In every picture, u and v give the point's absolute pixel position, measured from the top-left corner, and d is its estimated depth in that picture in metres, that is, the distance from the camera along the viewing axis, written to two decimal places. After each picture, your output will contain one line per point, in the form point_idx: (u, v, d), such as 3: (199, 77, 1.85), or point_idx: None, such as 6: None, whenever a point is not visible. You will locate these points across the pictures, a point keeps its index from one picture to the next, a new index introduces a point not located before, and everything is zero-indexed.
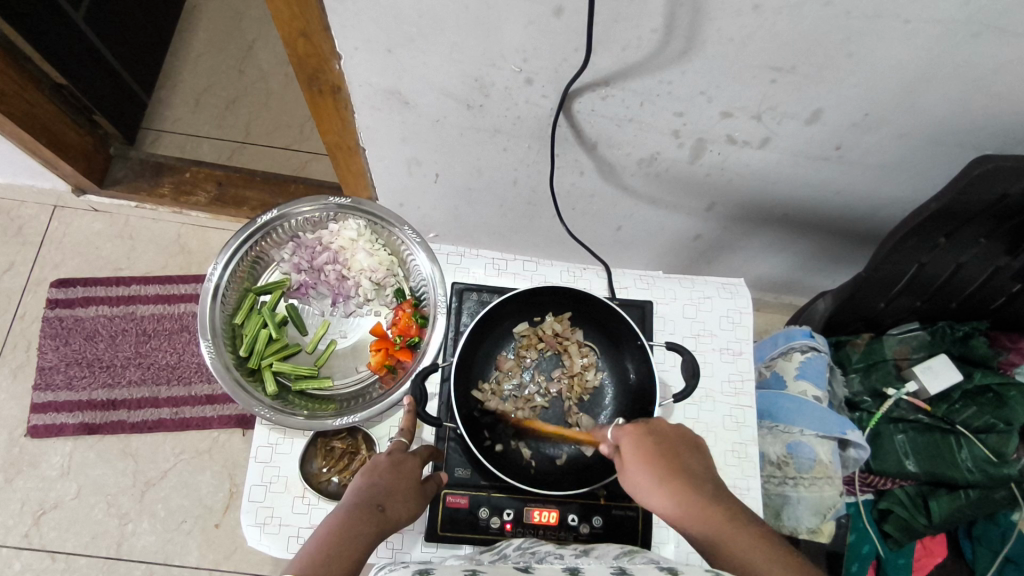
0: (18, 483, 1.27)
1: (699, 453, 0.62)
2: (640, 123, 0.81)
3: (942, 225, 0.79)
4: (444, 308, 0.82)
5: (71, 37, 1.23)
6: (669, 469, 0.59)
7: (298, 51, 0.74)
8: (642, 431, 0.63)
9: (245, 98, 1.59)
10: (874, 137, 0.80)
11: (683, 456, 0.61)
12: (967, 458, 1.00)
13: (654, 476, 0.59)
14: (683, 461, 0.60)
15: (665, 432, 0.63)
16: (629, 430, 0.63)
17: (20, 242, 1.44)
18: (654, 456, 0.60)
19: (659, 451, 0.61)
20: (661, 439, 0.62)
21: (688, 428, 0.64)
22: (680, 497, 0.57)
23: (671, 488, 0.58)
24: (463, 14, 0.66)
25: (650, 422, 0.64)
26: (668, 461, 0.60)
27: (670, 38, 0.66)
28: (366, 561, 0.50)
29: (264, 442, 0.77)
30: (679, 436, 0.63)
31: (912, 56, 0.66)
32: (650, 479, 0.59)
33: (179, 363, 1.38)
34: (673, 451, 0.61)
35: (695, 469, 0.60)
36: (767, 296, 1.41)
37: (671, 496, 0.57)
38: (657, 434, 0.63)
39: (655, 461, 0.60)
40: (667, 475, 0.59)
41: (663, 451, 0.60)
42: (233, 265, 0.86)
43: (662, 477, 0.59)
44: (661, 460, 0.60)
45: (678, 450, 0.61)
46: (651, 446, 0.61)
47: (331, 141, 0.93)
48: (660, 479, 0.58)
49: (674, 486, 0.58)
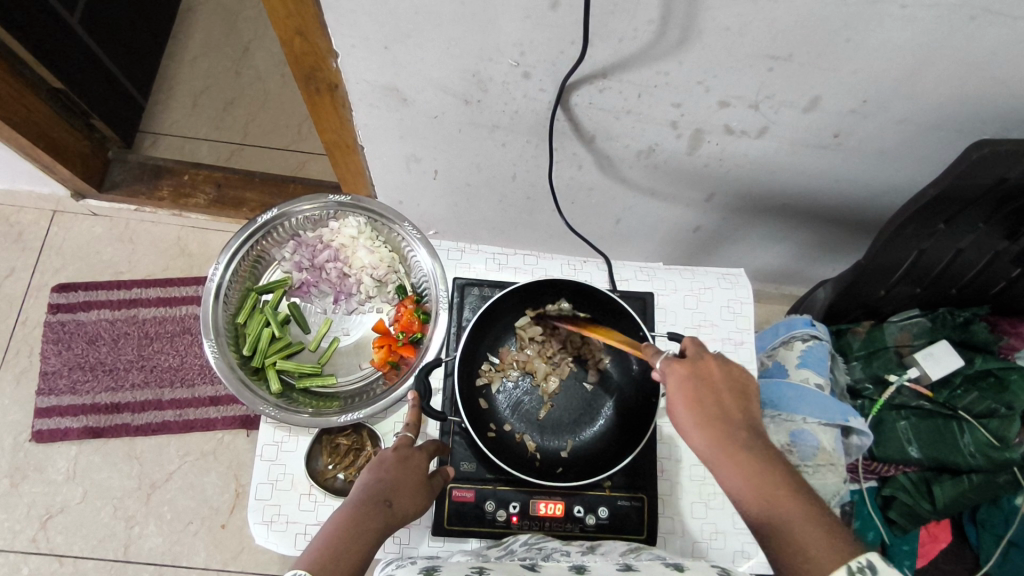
0: (23, 488, 1.28)
1: (747, 399, 0.60)
2: (637, 115, 0.81)
3: (940, 210, 0.79)
4: (446, 304, 0.82)
5: (67, 41, 1.23)
6: (714, 415, 0.58)
7: (294, 50, 0.74)
8: (688, 369, 0.61)
9: (242, 99, 1.59)
10: (872, 124, 0.80)
11: (728, 402, 0.59)
12: (969, 443, 0.99)
13: (698, 420, 0.58)
14: (728, 408, 0.59)
15: (711, 373, 0.61)
16: (675, 366, 0.61)
17: (21, 247, 1.44)
18: (699, 399, 0.59)
19: (705, 395, 0.59)
20: (708, 380, 0.60)
21: (740, 372, 0.61)
22: (723, 447, 0.56)
23: (713, 436, 0.57)
24: (460, 9, 0.66)
25: (697, 358, 0.62)
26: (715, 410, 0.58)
27: (667, 28, 0.66)
28: (374, 559, 0.50)
29: (269, 441, 0.78)
30: (727, 377, 0.61)
31: (909, 41, 0.66)
32: (694, 422, 0.58)
33: (182, 365, 1.38)
34: (718, 395, 0.59)
35: (742, 420, 0.58)
36: (767, 287, 1.42)
37: (712, 441, 0.57)
38: (704, 373, 0.61)
39: (701, 405, 0.58)
40: (711, 421, 0.58)
41: (709, 396, 0.59)
42: (234, 264, 0.86)
43: (707, 424, 0.57)
44: (707, 406, 0.58)
45: (723, 394, 0.60)
46: (696, 389, 0.60)
47: (329, 140, 0.93)
48: (704, 424, 0.58)
49: (719, 433, 0.57)
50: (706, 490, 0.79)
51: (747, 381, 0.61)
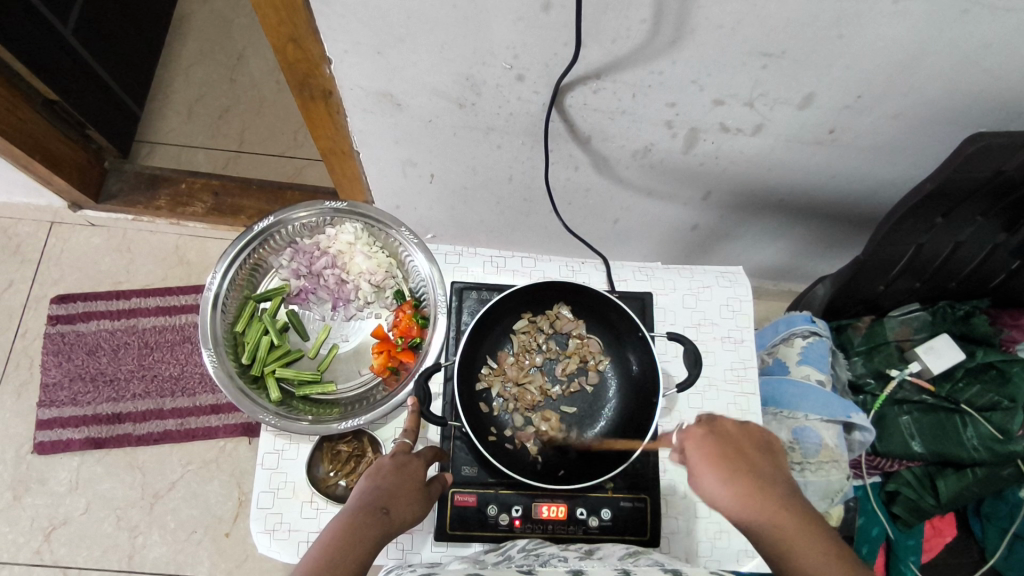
0: (26, 500, 1.28)
1: (771, 457, 0.60)
2: (632, 115, 0.81)
3: (938, 205, 0.79)
4: (444, 308, 0.81)
5: (60, 52, 1.23)
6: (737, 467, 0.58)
7: (287, 57, 0.74)
8: (709, 429, 0.62)
9: (237, 106, 1.59)
10: (868, 119, 0.80)
11: (751, 456, 0.59)
12: (972, 437, 0.99)
13: (720, 470, 0.58)
14: (752, 462, 0.59)
15: (732, 432, 0.62)
16: (695, 428, 0.62)
17: (19, 259, 1.44)
18: (721, 453, 0.59)
19: (727, 451, 0.60)
20: (729, 438, 0.61)
21: (754, 428, 0.63)
22: (748, 494, 0.55)
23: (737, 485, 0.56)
24: (451, 13, 0.66)
25: (718, 421, 0.63)
26: (729, 459, 0.59)
27: (659, 27, 0.66)
28: (373, 563, 0.50)
29: (270, 449, 0.78)
30: (748, 437, 0.62)
31: (903, 36, 0.66)
32: (718, 474, 0.58)
33: (183, 374, 1.38)
34: (739, 450, 0.60)
35: (768, 471, 0.58)
36: (766, 283, 1.41)
37: (727, 486, 0.57)
38: (725, 433, 0.62)
39: (723, 458, 0.59)
40: (734, 472, 0.57)
41: (731, 451, 0.59)
42: (232, 273, 0.86)
43: (730, 475, 0.57)
44: (730, 459, 0.59)
45: (745, 450, 0.60)
46: (718, 444, 0.60)
47: (324, 147, 0.93)
48: (727, 474, 0.57)
49: (742, 482, 0.56)
50: None
51: (769, 440, 0.62)
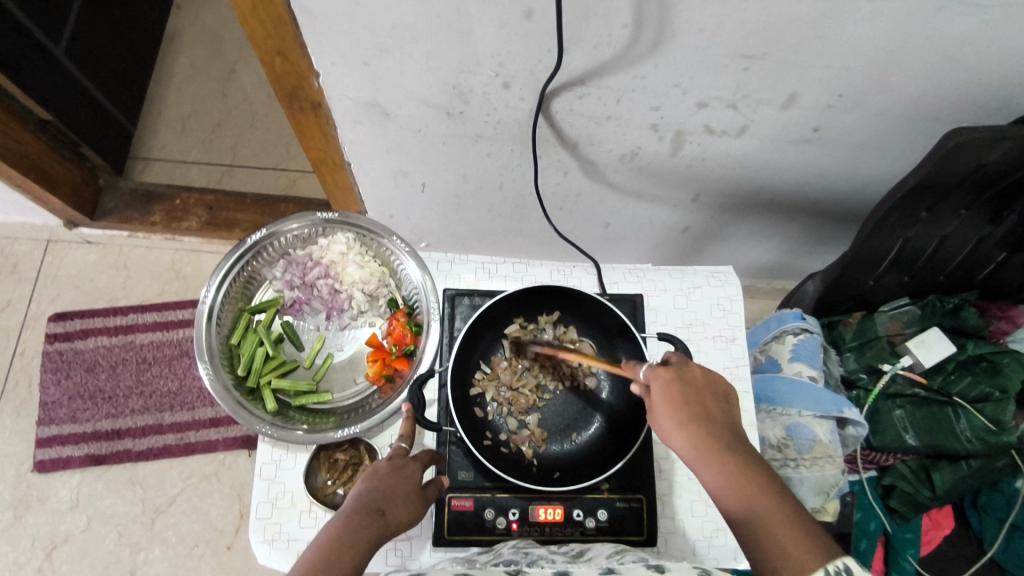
0: (27, 519, 1.28)
1: (727, 404, 0.61)
2: (618, 120, 0.82)
3: (923, 199, 0.80)
4: (437, 315, 0.83)
5: (53, 71, 1.24)
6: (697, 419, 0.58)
7: (276, 70, 0.75)
8: (673, 375, 0.61)
9: (230, 121, 1.60)
10: (851, 116, 0.81)
11: (710, 406, 0.60)
12: (965, 429, 1.00)
13: (680, 424, 0.58)
14: (712, 413, 0.59)
15: (697, 378, 0.61)
16: (660, 373, 0.62)
17: (16, 278, 1.45)
18: (684, 403, 0.59)
19: (689, 401, 0.60)
20: (690, 385, 0.61)
21: (719, 376, 0.62)
22: (704, 443, 0.57)
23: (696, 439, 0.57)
24: (436, 24, 0.67)
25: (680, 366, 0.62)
26: (691, 406, 0.59)
27: (640, 33, 0.67)
28: (367, 565, 0.51)
29: (268, 460, 0.78)
30: (708, 383, 0.62)
31: (879, 35, 0.67)
32: (681, 424, 0.58)
33: (181, 389, 1.38)
34: (700, 400, 0.60)
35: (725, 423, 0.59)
36: (759, 283, 1.42)
37: (685, 434, 0.58)
38: (691, 377, 0.61)
39: (684, 408, 0.59)
40: (694, 420, 0.58)
41: (692, 401, 0.59)
42: (226, 286, 0.87)
43: (691, 425, 0.58)
44: (691, 408, 0.59)
45: (704, 400, 0.60)
46: (680, 392, 0.60)
47: (316, 158, 0.94)
48: (687, 427, 0.58)
49: (702, 436, 0.57)
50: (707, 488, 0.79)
51: (731, 387, 0.62)
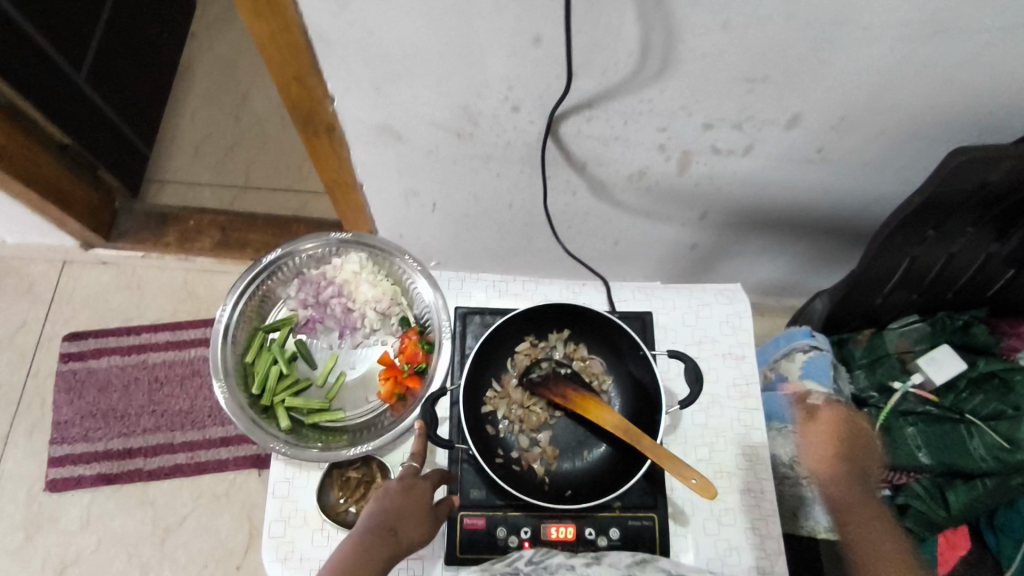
0: (39, 539, 1.28)
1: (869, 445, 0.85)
2: (625, 141, 0.84)
3: (929, 217, 0.81)
4: (449, 333, 0.84)
5: (75, 98, 1.28)
6: (850, 476, 0.81)
7: (292, 96, 0.77)
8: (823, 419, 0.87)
9: (243, 143, 1.63)
10: (854, 136, 0.83)
11: (856, 462, 0.82)
12: (978, 447, 0.96)
13: (829, 480, 0.81)
14: (860, 458, 0.83)
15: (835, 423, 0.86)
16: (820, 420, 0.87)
17: (32, 299, 1.47)
18: (838, 452, 0.82)
19: (837, 455, 0.82)
20: (839, 425, 0.85)
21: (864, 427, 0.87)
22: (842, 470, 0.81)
23: (837, 483, 0.80)
24: (449, 51, 0.69)
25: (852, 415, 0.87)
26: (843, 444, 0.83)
27: (646, 58, 0.69)
28: None
29: (280, 478, 0.78)
30: (858, 433, 0.85)
31: (878, 58, 0.69)
32: (828, 473, 0.81)
33: (193, 408, 1.39)
34: (851, 456, 0.82)
35: (866, 469, 0.83)
36: (768, 301, 1.43)
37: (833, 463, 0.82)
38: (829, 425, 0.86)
39: (841, 458, 0.82)
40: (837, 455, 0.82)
41: (850, 460, 0.82)
42: (241, 303, 0.88)
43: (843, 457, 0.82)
44: (845, 462, 0.82)
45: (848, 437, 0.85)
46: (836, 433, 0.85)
47: (329, 179, 0.96)
48: (833, 482, 0.81)
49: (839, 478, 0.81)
50: (718, 506, 0.79)
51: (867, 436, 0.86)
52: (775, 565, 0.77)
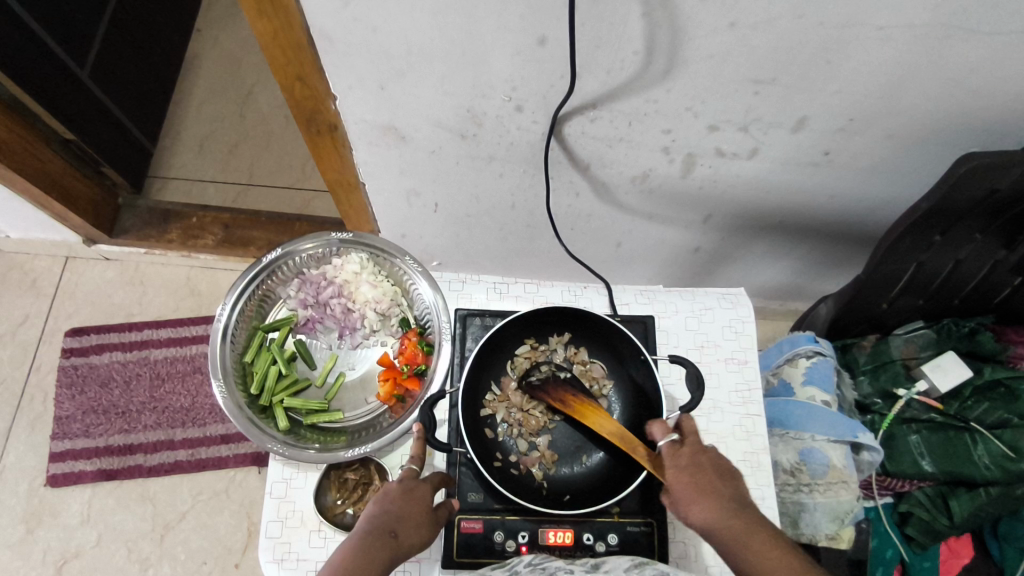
0: (39, 533, 1.29)
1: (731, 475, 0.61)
2: (629, 142, 0.83)
3: (936, 222, 0.80)
4: (449, 335, 0.83)
5: (78, 93, 1.28)
6: (727, 504, 0.58)
7: (295, 94, 0.77)
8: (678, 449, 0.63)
9: (247, 140, 1.63)
10: (862, 140, 0.81)
11: (728, 486, 0.60)
12: (983, 455, 0.95)
13: (715, 520, 0.57)
14: (726, 489, 0.59)
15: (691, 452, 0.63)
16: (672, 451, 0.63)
17: (35, 294, 1.47)
18: (700, 488, 0.59)
19: (706, 482, 0.60)
20: (692, 454, 0.62)
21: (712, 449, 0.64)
22: (718, 511, 0.58)
23: (724, 519, 0.57)
24: (451, 49, 0.68)
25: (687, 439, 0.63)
26: (704, 479, 0.60)
27: (652, 59, 0.68)
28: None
29: (278, 478, 0.78)
30: (707, 459, 0.62)
31: (888, 61, 0.68)
32: (710, 511, 0.58)
33: (193, 405, 1.39)
34: (716, 481, 0.60)
35: (739, 498, 0.59)
36: (772, 304, 1.42)
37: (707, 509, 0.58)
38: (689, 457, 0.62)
39: (706, 490, 0.59)
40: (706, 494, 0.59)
41: (714, 488, 0.59)
42: (241, 303, 0.88)
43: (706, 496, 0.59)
44: (713, 490, 0.59)
45: (706, 469, 0.61)
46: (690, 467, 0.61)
47: (331, 179, 0.96)
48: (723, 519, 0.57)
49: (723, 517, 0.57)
50: None
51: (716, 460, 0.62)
52: None
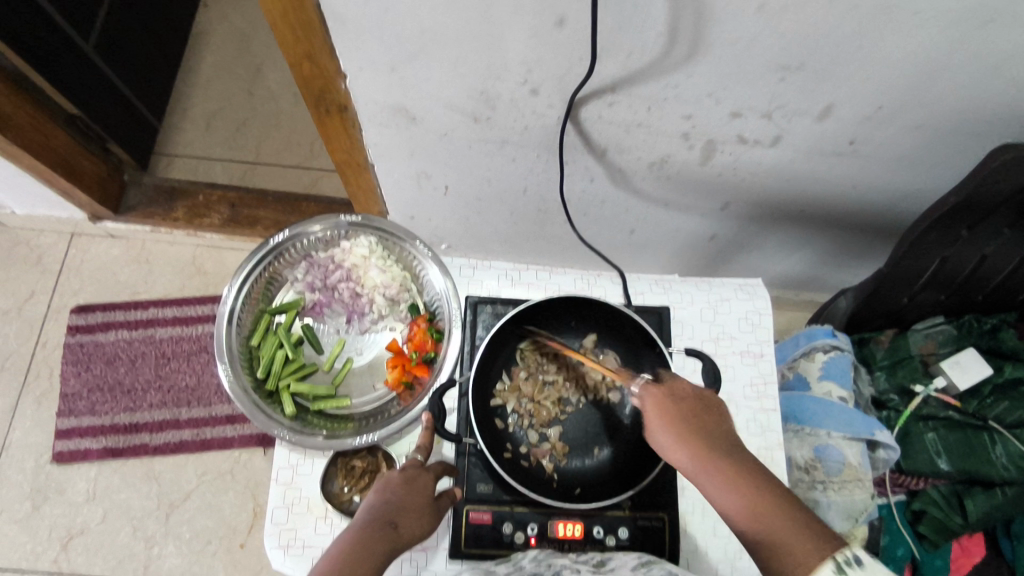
0: (45, 509, 1.29)
1: (718, 414, 0.60)
2: (648, 128, 0.80)
3: (964, 216, 0.77)
4: (458, 322, 0.81)
5: (82, 67, 1.25)
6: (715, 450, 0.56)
7: (303, 73, 0.74)
8: (664, 390, 0.62)
9: (254, 118, 1.60)
10: (889, 130, 0.78)
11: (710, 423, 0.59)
12: (1001, 455, 0.94)
13: (702, 464, 0.56)
14: (705, 425, 0.58)
15: (678, 391, 0.62)
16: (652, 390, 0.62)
17: (40, 270, 1.46)
18: (677, 424, 0.59)
19: (684, 417, 0.59)
20: (678, 395, 0.61)
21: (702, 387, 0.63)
22: (693, 447, 0.57)
23: (707, 458, 0.56)
24: (466, 29, 0.65)
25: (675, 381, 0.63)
26: (684, 416, 0.59)
27: (675, 42, 0.65)
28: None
29: (284, 464, 0.77)
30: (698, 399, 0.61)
31: (923, 49, 0.65)
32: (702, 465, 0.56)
33: (199, 385, 1.39)
34: (695, 415, 0.59)
35: (719, 432, 0.58)
36: (786, 295, 1.39)
37: (680, 445, 0.57)
38: (675, 394, 0.62)
39: (682, 426, 0.58)
40: (683, 430, 0.58)
41: (690, 422, 0.58)
42: (247, 287, 0.86)
43: (679, 432, 0.58)
44: (697, 430, 0.58)
45: (692, 408, 0.60)
46: (672, 406, 0.60)
47: (340, 159, 0.93)
48: (709, 462, 0.55)
49: (697, 451, 0.56)
50: None
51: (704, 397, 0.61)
52: None
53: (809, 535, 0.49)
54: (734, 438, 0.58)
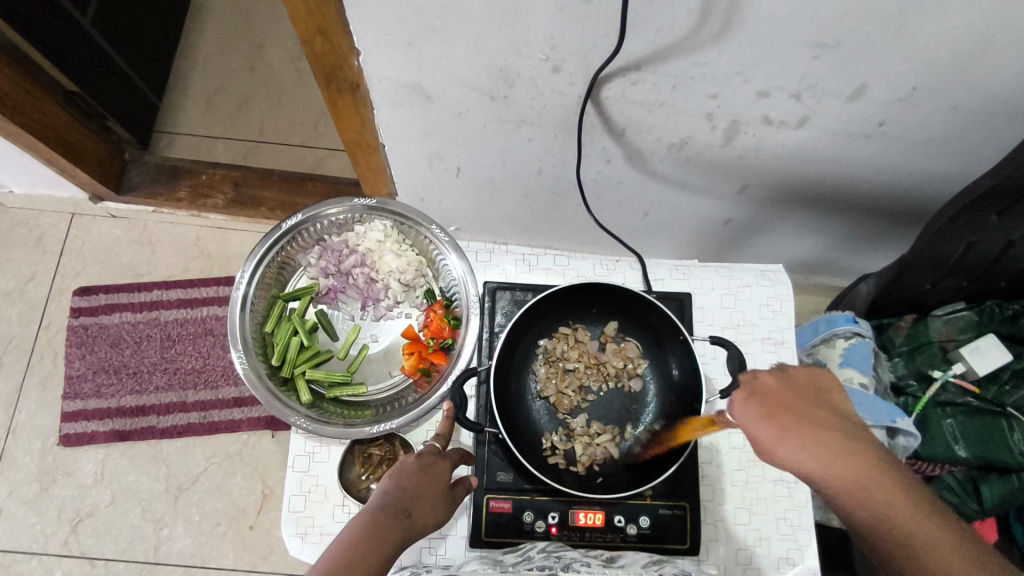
0: (53, 491, 1.29)
1: (817, 404, 0.59)
2: (671, 108, 0.78)
3: (996, 201, 0.75)
4: (476, 309, 0.79)
5: (80, 41, 1.21)
6: (844, 458, 0.55)
7: (315, 49, 0.71)
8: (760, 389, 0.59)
9: (256, 96, 1.56)
10: (922, 111, 0.76)
11: (816, 417, 0.58)
12: (1021, 441, 0.93)
13: (830, 466, 0.55)
14: (815, 420, 0.57)
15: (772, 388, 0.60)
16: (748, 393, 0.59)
17: (41, 251, 1.44)
18: (791, 427, 0.56)
19: (795, 415, 0.57)
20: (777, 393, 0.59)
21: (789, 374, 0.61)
22: (817, 450, 0.55)
23: (836, 462, 0.55)
24: (488, 3, 0.62)
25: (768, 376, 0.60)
26: (792, 416, 0.57)
27: (707, 17, 0.62)
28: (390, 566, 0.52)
29: (301, 452, 0.76)
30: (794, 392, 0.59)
31: (965, 26, 0.62)
32: (831, 473, 0.55)
33: (205, 367, 1.37)
34: (804, 411, 0.58)
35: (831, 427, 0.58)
36: (798, 278, 1.38)
37: (802, 449, 0.55)
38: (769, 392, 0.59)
39: (798, 427, 0.56)
40: (801, 432, 0.56)
41: (805, 421, 0.57)
42: (260, 272, 0.84)
43: (797, 435, 0.56)
44: (813, 427, 0.57)
45: (796, 403, 0.59)
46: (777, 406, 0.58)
47: (349, 140, 0.91)
48: (839, 465, 0.55)
49: (823, 453, 0.55)
50: (749, 495, 0.77)
51: (798, 387, 0.60)
52: (806, 556, 0.75)
53: (938, 526, 0.55)
54: (840, 423, 0.58)
